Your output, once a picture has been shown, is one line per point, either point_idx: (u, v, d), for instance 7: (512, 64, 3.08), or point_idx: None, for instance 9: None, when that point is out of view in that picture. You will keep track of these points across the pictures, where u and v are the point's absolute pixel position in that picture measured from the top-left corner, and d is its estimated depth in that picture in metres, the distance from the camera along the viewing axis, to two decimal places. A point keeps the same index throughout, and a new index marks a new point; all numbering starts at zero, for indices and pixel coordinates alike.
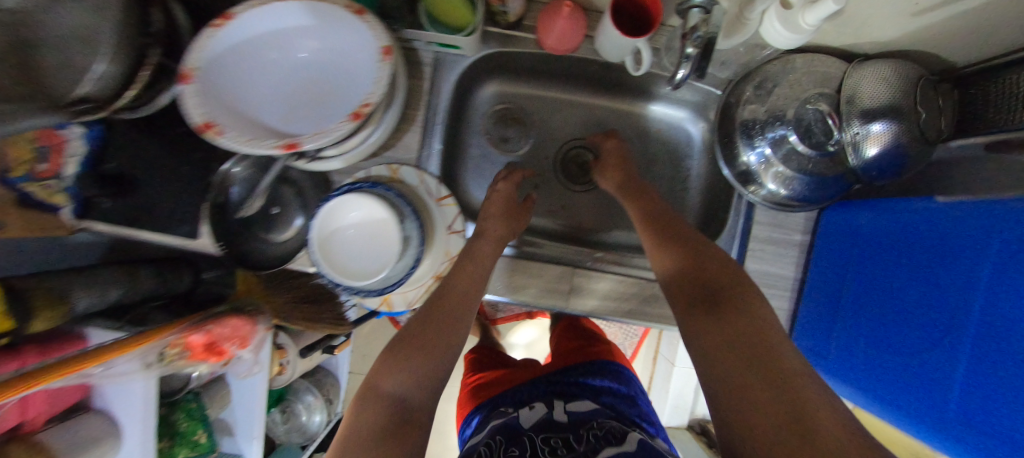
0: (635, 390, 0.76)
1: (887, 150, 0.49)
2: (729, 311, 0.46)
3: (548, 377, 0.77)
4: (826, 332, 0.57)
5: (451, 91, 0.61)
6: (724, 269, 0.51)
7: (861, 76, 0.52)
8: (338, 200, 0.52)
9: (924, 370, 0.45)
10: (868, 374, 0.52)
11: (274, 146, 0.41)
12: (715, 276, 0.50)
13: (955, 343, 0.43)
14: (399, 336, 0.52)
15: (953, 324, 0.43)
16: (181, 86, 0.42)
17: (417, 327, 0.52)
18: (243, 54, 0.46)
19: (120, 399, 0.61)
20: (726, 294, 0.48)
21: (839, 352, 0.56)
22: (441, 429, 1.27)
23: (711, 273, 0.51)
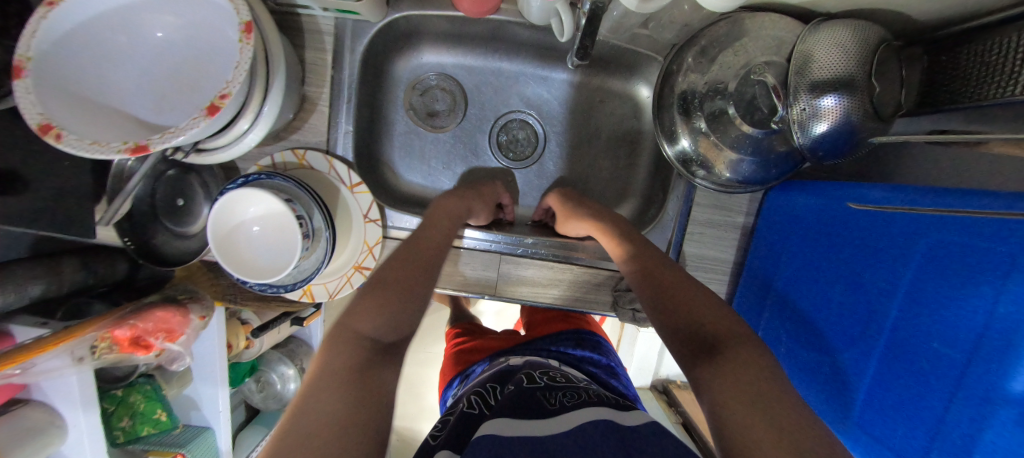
0: (615, 362, 0.71)
1: (836, 130, 0.42)
2: (734, 361, 0.35)
3: (522, 344, 0.72)
4: (756, 319, 0.54)
5: (360, 63, 0.54)
6: (698, 294, 0.43)
7: (814, 38, 0.45)
8: (230, 195, 0.47)
9: (845, 359, 0.41)
10: (791, 360, 0.48)
11: (122, 148, 0.38)
12: (714, 321, 0.40)
13: (870, 338, 0.39)
14: (349, 306, 0.42)
15: (869, 317, 0.39)
16: (15, 82, 0.37)
17: (370, 293, 0.43)
18: (91, 37, 0.40)
19: (59, 391, 0.62)
20: (727, 344, 0.37)
21: (766, 339, 0.52)
22: (414, 393, 1.29)
23: (693, 308, 0.42)
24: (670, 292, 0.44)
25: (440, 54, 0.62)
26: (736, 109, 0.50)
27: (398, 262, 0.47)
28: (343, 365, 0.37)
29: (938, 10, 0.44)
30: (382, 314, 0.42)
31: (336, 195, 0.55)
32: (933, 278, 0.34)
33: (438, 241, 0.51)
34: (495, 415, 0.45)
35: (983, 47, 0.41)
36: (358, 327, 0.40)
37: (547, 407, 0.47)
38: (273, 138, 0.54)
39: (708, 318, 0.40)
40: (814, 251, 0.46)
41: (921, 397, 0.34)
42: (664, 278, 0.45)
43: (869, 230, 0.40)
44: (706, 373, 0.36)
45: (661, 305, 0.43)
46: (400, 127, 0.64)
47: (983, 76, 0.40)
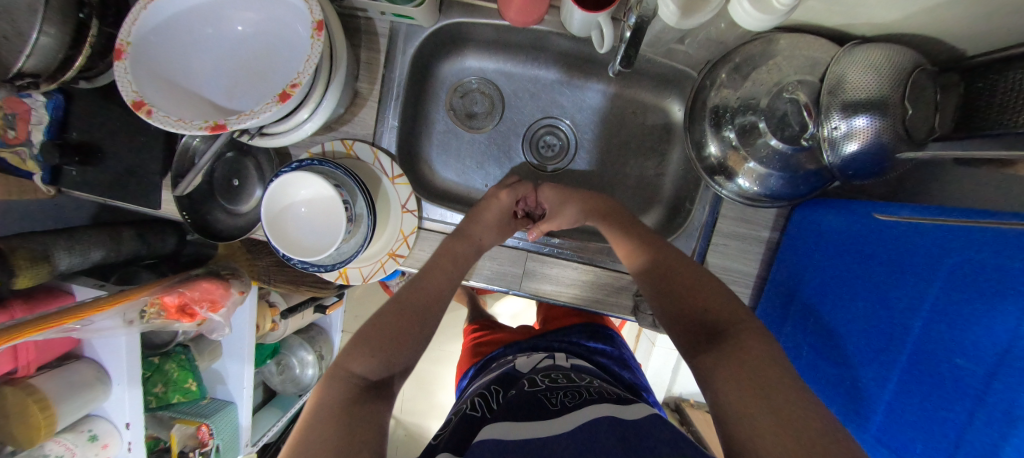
0: (627, 354, 0.72)
1: (867, 150, 0.43)
2: (737, 350, 0.37)
3: (536, 337, 0.73)
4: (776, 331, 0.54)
5: (410, 64, 0.59)
6: (711, 292, 0.45)
7: (848, 60, 0.46)
8: (285, 178, 0.51)
9: (866, 371, 0.42)
10: (812, 372, 0.48)
11: (201, 126, 0.42)
12: (719, 312, 0.42)
13: (892, 351, 0.39)
14: (344, 350, 0.45)
15: (891, 330, 0.39)
16: (116, 62, 0.42)
17: (368, 337, 0.46)
18: (181, 27, 0.45)
19: (108, 349, 0.66)
20: (732, 333, 0.40)
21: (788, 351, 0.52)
22: (426, 389, 1.31)
23: (706, 306, 0.44)
24: (679, 286, 0.46)
25: (481, 59, 0.66)
26: (767, 125, 0.51)
27: (390, 310, 0.50)
28: (333, 404, 0.39)
29: (973, 39, 0.45)
30: (375, 357, 0.45)
31: (378, 184, 0.58)
32: (959, 294, 0.34)
33: (436, 292, 0.53)
34: (495, 419, 0.47)
35: (1021, 76, 0.41)
36: (350, 367, 0.43)
37: (547, 408, 0.48)
38: (325, 129, 0.59)
39: (715, 309, 0.43)
40: (838, 266, 0.47)
41: (941, 412, 0.34)
42: (674, 272, 0.48)
43: (896, 247, 0.41)
44: (706, 360, 0.39)
45: (669, 301, 0.46)
46: (439, 126, 0.68)
47: (1020, 104, 0.41)
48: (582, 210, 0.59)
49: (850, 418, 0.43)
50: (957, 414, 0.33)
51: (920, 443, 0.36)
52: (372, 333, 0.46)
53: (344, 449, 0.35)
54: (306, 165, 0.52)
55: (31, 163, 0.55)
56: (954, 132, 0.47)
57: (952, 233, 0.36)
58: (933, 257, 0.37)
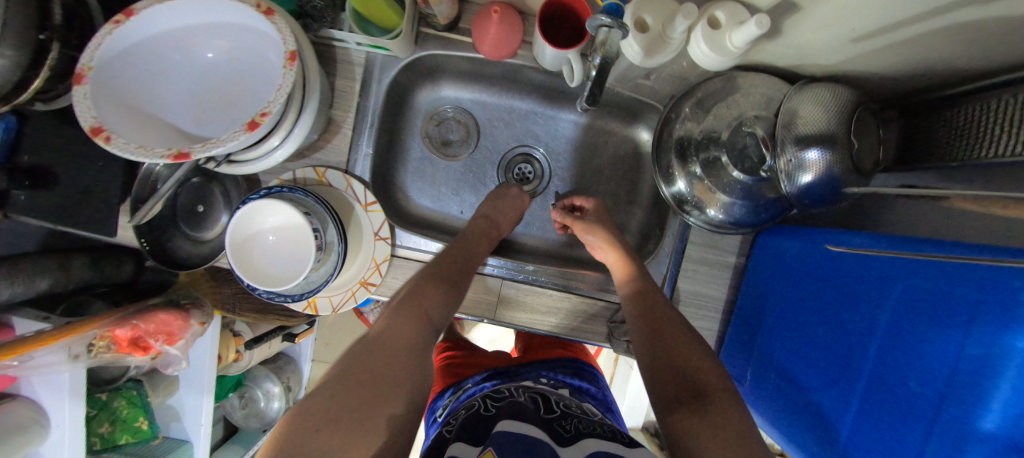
0: (607, 395, 0.71)
1: (820, 182, 0.46)
2: (718, 415, 0.39)
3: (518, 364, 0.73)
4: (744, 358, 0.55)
5: (385, 92, 0.59)
6: (688, 345, 0.46)
7: (800, 98, 0.49)
8: (252, 205, 0.50)
9: (826, 396, 0.43)
10: (778, 399, 0.49)
11: (165, 155, 0.41)
12: (707, 373, 0.43)
13: (850, 377, 0.40)
14: (415, 287, 0.52)
15: (848, 357, 0.41)
16: (75, 87, 0.40)
17: (424, 292, 0.52)
18: (146, 52, 0.44)
19: (49, 387, 0.61)
20: (712, 396, 0.41)
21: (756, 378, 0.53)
22: None
23: (683, 361, 0.45)
24: (666, 340, 0.47)
25: (457, 88, 0.67)
26: (729, 158, 0.54)
27: (443, 260, 0.56)
28: (411, 338, 0.48)
29: (907, 81, 0.49)
30: (447, 299, 0.52)
31: (350, 211, 0.58)
32: (911, 318, 0.35)
33: (478, 258, 0.58)
34: (509, 418, 0.48)
35: (952, 116, 0.45)
36: (427, 308, 0.51)
37: (563, 432, 0.47)
38: (297, 155, 0.58)
39: (703, 365, 0.44)
40: (799, 293, 0.49)
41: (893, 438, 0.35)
42: (663, 325, 0.49)
43: (848, 274, 0.43)
44: (690, 419, 0.39)
45: (653, 345, 0.47)
46: (415, 153, 0.68)
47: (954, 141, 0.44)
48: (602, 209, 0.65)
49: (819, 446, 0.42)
50: (907, 439, 0.34)
51: None
52: (434, 286, 0.52)
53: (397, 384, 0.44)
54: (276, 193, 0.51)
55: None
56: (901, 164, 0.50)
57: (898, 258, 0.38)
58: (881, 281, 0.39)
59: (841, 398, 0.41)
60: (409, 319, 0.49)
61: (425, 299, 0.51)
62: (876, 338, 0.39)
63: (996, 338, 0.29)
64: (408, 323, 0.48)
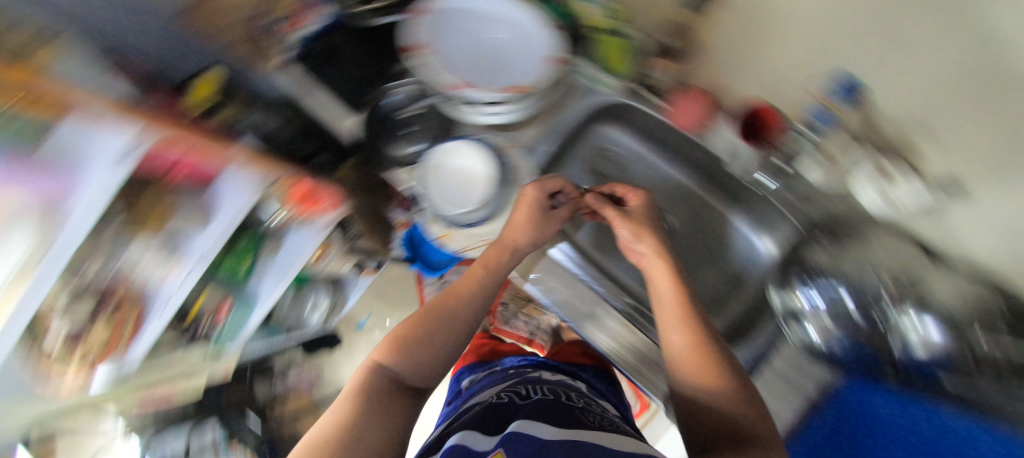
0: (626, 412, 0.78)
1: (937, 360, 0.49)
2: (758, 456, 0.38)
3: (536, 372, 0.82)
4: None
5: (581, 115, 0.73)
6: (727, 392, 0.47)
7: (939, 279, 0.54)
8: (452, 144, 0.68)
9: None
10: None
11: (451, 84, 0.58)
12: (749, 420, 0.43)
13: None
14: (379, 347, 0.55)
15: None
16: (408, 13, 0.58)
17: (440, 318, 0.58)
18: (459, 13, 0.59)
19: (229, 196, 0.72)
20: (755, 443, 0.40)
21: None
22: None
23: (721, 411, 0.45)
24: (709, 389, 0.48)
25: (625, 136, 0.76)
26: (851, 297, 0.60)
27: (449, 293, 0.62)
28: (371, 391, 0.49)
29: None
30: (406, 358, 0.54)
31: (513, 184, 0.70)
32: (962, 446, 0.37)
33: (473, 283, 0.63)
34: (526, 415, 0.55)
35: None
36: (388, 365, 0.53)
37: (586, 421, 0.54)
38: (496, 126, 0.72)
39: (746, 416, 0.44)
40: (867, 439, 0.49)
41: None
42: (707, 367, 0.49)
43: (910, 433, 0.43)
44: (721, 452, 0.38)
45: (697, 378, 0.49)
46: (570, 169, 0.80)
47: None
48: (647, 215, 0.64)
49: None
50: None
51: None
52: (449, 311, 0.59)
53: (380, 428, 0.44)
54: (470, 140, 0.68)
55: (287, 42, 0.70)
56: None
57: (951, 427, 0.39)
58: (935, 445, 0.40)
59: None
60: (375, 381, 0.50)
61: (443, 327, 0.58)
62: None
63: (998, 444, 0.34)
64: (420, 358, 0.55)
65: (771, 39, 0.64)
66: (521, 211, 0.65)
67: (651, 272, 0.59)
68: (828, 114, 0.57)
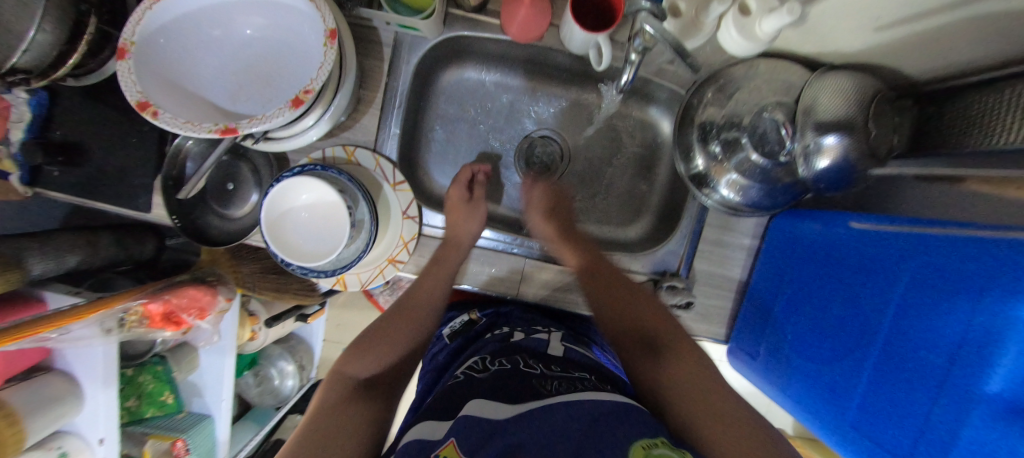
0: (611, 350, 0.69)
1: (838, 167, 0.49)
2: (675, 361, 0.50)
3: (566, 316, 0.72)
4: (784, 327, 0.54)
5: (414, 75, 0.60)
6: (631, 296, 0.58)
7: (819, 87, 0.51)
8: (287, 182, 0.52)
9: (844, 369, 0.44)
10: (792, 357, 0.52)
11: (211, 128, 0.41)
12: (653, 323, 0.54)
13: (860, 355, 0.43)
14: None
15: (858, 336, 0.43)
16: (120, 63, 0.41)
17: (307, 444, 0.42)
18: (190, 30, 0.45)
19: (82, 361, 0.59)
20: (666, 345, 0.52)
21: (791, 348, 0.52)
22: None
23: (619, 292, 0.58)
24: (651, 338, 0.53)
25: (481, 73, 0.67)
26: (750, 142, 0.55)
27: (332, 406, 0.47)
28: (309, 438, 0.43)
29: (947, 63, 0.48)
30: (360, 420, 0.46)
31: (379, 190, 0.59)
32: (923, 291, 0.38)
33: (424, 297, 0.60)
34: (479, 387, 0.46)
35: None
36: (347, 369, 0.52)
37: (540, 391, 0.44)
38: (326, 134, 0.59)
39: (650, 318, 0.55)
40: (831, 281, 0.49)
41: (828, 374, 0.46)
42: (631, 327, 0.55)
43: (894, 263, 0.41)
44: (641, 366, 0.52)
45: (595, 297, 0.58)
46: (437, 137, 0.68)
47: (972, 128, 0.43)
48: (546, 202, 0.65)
49: (801, 385, 0.50)
50: (898, 413, 0.38)
51: (867, 435, 0.41)
52: (358, 391, 0.50)
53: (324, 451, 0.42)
54: (297, 172, 0.52)
55: (11, 162, 0.54)
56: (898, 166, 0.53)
57: (944, 254, 0.37)
58: (928, 271, 0.38)
59: (861, 374, 0.42)
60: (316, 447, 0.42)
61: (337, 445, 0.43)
62: (880, 331, 0.41)
63: (996, 311, 0.31)
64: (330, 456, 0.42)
65: None
66: (414, 303, 0.59)
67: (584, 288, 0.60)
68: None
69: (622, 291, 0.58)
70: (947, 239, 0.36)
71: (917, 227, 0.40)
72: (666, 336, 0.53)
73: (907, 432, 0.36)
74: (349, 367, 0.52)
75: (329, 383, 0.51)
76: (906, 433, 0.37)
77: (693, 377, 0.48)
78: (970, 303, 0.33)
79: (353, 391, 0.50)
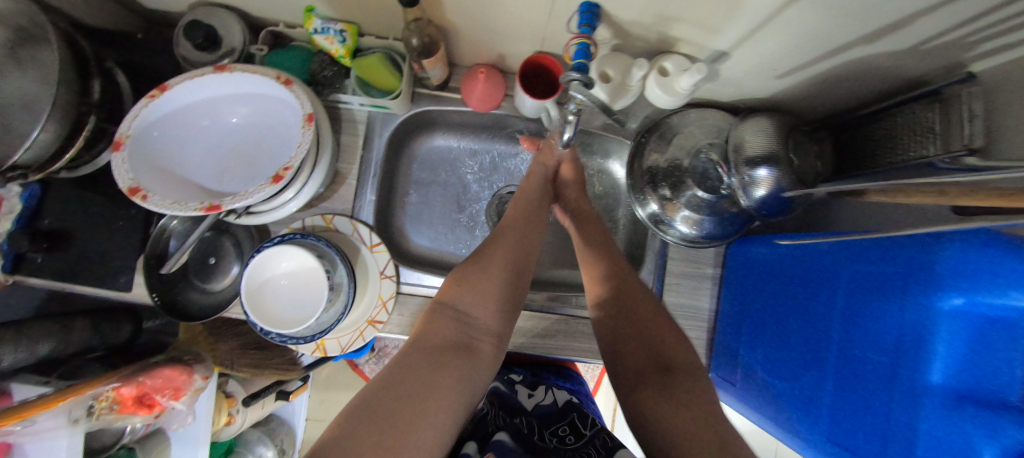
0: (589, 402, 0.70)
1: (773, 194, 0.54)
2: (683, 392, 0.44)
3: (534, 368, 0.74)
4: (752, 349, 0.56)
5: (387, 147, 0.67)
6: (654, 320, 0.51)
7: (742, 129, 0.58)
8: (267, 252, 0.55)
9: (810, 381, 0.45)
10: (763, 378, 0.53)
11: (198, 206, 0.45)
12: (675, 349, 0.49)
13: (820, 365, 0.45)
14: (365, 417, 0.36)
15: (816, 347, 0.45)
16: (114, 154, 0.46)
17: (402, 384, 0.39)
18: (181, 122, 0.50)
19: None
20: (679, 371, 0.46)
21: (762, 370, 0.53)
22: None
23: (639, 312, 0.52)
24: (665, 369, 0.47)
25: (448, 141, 0.74)
26: (694, 182, 0.61)
27: (423, 351, 0.43)
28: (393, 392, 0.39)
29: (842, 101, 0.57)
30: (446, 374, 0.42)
31: (357, 253, 0.62)
32: (863, 296, 0.41)
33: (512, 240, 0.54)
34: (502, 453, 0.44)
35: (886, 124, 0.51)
36: (452, 307, 0.48)
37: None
38: (305, 205, 0.63)
39: (669, 339, 0.49)
40: (785, 298, 0.52)
41: (800, 389, 0.47)
42: (650, 356, 0.48)
43: (833, 275, 0.45)
44: (650, 395, 0.44)
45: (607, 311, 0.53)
46: (412, 198, 0.73)
47: (886, 149, 0.50)
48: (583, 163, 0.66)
49: (781, 400, 0.50)
50: (862, 419, 0.39)
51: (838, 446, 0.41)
52: (440, 346, 0.44)
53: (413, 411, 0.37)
54: (278, 241, 0.55)
55: None
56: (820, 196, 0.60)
57: (874, 261, 0.41)
58: (861, 277, 0.42)
59: (824, 384, 0.44)
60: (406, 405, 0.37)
61: (433, 390, 0.40)
62: (833, 339, 0.43)
63: (922, 307, 0.35)
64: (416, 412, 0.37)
65: None
66: (510, 233, 0.55)
67: (591, 293, 0.56)
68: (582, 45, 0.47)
69: (639, 301, 0.53)
70: (874, 246, 0.41)
71: (846, 240, 0.44)
72: (678, 367, 0.47)
73: (872, 437, 0.37)
74: (454, 298, 0.48)
75: (431, 316, 0.47)
76: (872, 441, 0.37)
77: (694, 405, 0.42)
78: (901, 301, 0.37)
79: (454, 333, 0.46)
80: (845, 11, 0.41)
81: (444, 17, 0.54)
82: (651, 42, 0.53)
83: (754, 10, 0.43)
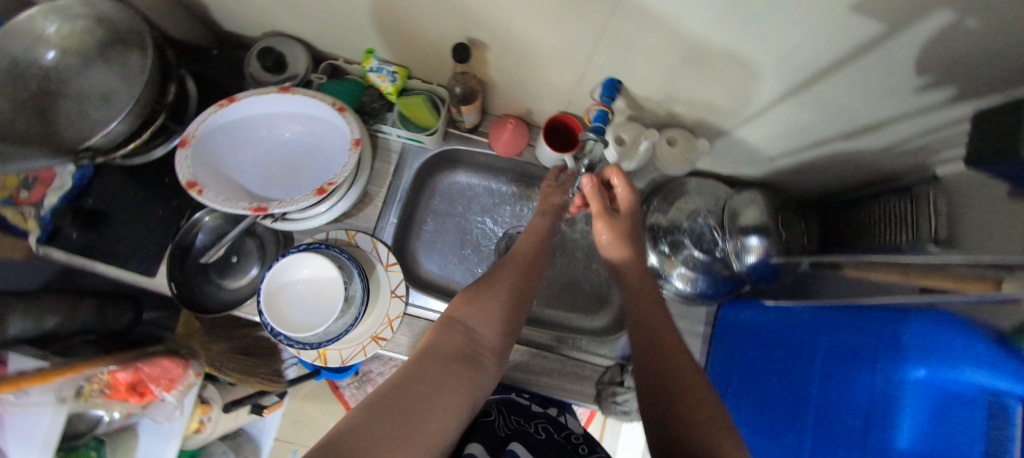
0: None
1: (762, 262, 0.59)
2: None
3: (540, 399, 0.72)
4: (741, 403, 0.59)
5: (415, 176, 0.73)
6: (692, 386, 0.45)
7: (739, 201, 0.64)
8: (292, 257, 0.58)
9: (790, 438, 0.48)
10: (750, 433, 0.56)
11: (245, 206, 0.50)
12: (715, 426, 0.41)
13: (801, 423, 0.48)
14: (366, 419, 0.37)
15: (798, 407, 0.49)
16: (179, 150, 0.51)
17: (411, 385, 0.42)
18: (240, 131, 0.56)
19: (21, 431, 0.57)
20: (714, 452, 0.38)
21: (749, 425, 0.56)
22: None
23: (670, 362, 0.48)
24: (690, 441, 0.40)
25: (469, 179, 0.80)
26: (691, 242, 0.66)
27: (431, 358, 0.46)
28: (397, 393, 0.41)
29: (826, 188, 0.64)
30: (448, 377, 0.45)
31: (372, 270, 0.66)
32: (840, 362, 0.45)
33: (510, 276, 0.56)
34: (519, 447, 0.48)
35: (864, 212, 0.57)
36: (456, 317, 0.51)
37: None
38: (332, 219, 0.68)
39: (703, 408, 0.43)
40: (772, 359, 0.55)
41: (781, 444, 0.50)
42: (669, 417, 0.43)
43: (814, 341, 0.49)
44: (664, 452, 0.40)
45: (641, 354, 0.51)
46: (428, 225, 0.78)
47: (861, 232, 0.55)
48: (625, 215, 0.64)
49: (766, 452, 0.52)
50: None
51: None
52: (447, 356, 0.47)
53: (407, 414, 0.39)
54: (304, 247, 0.59)
55: (33, 221, 0.61)
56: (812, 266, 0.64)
57: (851, 330, 0.45)
58: (839, 344, 0.46)
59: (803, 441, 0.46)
60: (408, 406, 0.39)
61: (439, 396, 0.42)
62: (812, 401, 0.47)
63: (895, 375, 0.38)
64: (420, 419, 0.39)
65: (532, 53, 0.53)
66: (515, 259, 0.59)
67: (628, 329, 0.55)
68: (603, 111, 0.54)
69: (675, 359, 0.48)
70: (851, 318, 0.45)
71: (829, 311, 0.49)
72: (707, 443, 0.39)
73: None
74: (465, 315, 0.51)
75: (441, 327, 0.50)
76: None
77: None
78: (873, 368, 0.41)
79: (462, 345, 0.49)
80: (828, 112, 0.49)
81: (486, 74, 0.62)
82: (662, 117, 0.61)
83: (749, 103, 0.51)
